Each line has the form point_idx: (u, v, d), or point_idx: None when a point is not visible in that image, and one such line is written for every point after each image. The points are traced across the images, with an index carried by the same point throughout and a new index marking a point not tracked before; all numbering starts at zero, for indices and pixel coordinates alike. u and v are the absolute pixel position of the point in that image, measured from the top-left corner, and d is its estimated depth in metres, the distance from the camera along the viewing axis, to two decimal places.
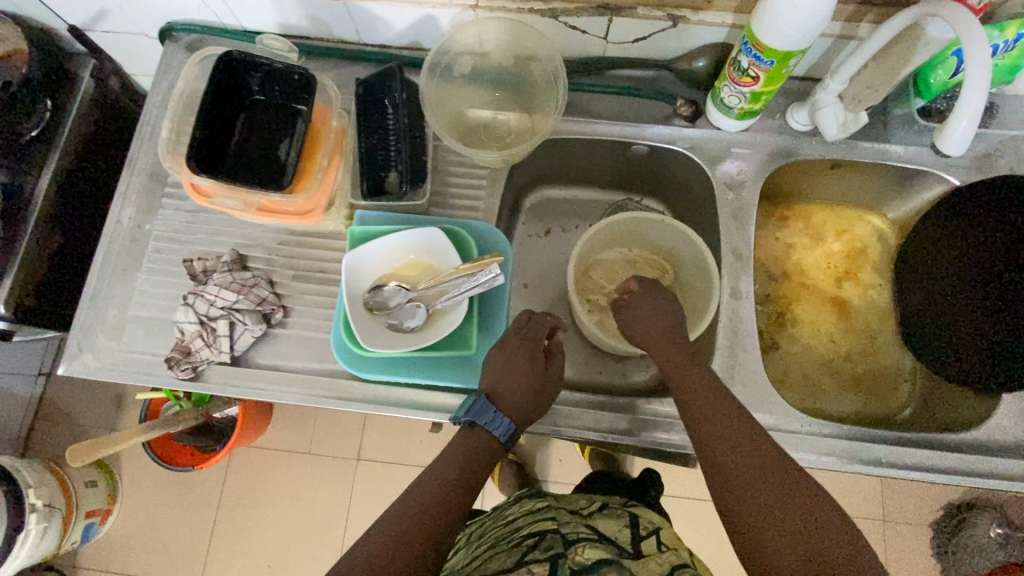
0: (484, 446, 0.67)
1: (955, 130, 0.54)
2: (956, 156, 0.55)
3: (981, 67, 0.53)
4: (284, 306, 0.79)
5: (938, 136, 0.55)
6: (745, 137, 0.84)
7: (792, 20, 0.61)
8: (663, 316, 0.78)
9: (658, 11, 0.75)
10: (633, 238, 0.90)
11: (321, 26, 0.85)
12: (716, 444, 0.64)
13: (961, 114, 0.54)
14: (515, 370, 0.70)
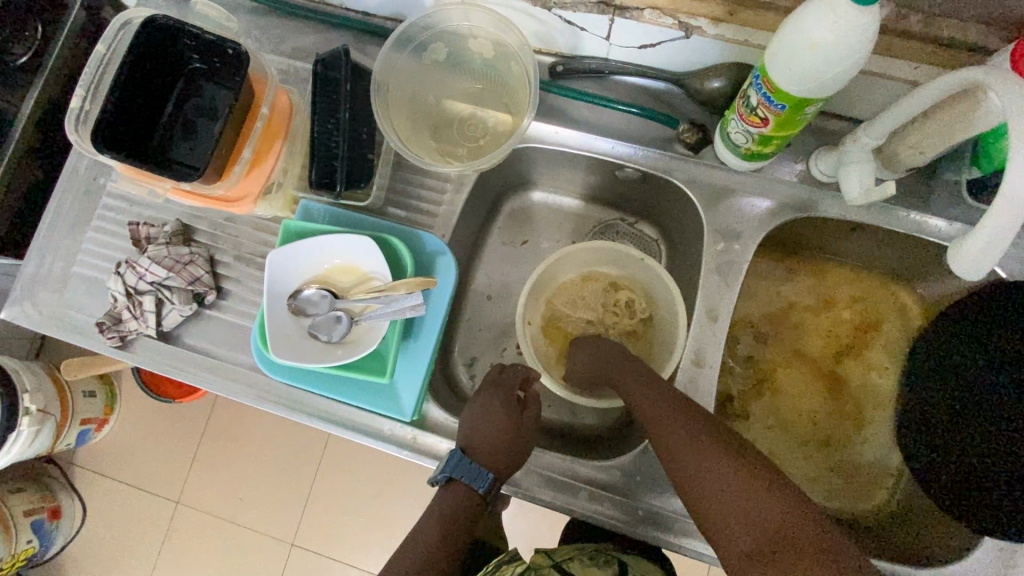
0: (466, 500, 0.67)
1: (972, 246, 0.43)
2: (991, 259, 0.44)
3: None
4: (220, 288, 0.75)
5: (954, 253, 0.46)
6: (755, 179, 0.71)
7: (805, 61, 0.50)
8: (608, 365, 0.70)
9: (669, 19, 0.62)
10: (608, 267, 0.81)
11: None
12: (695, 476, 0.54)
13: (985, 228, 0.42)
14: (491, 421, 0.69)
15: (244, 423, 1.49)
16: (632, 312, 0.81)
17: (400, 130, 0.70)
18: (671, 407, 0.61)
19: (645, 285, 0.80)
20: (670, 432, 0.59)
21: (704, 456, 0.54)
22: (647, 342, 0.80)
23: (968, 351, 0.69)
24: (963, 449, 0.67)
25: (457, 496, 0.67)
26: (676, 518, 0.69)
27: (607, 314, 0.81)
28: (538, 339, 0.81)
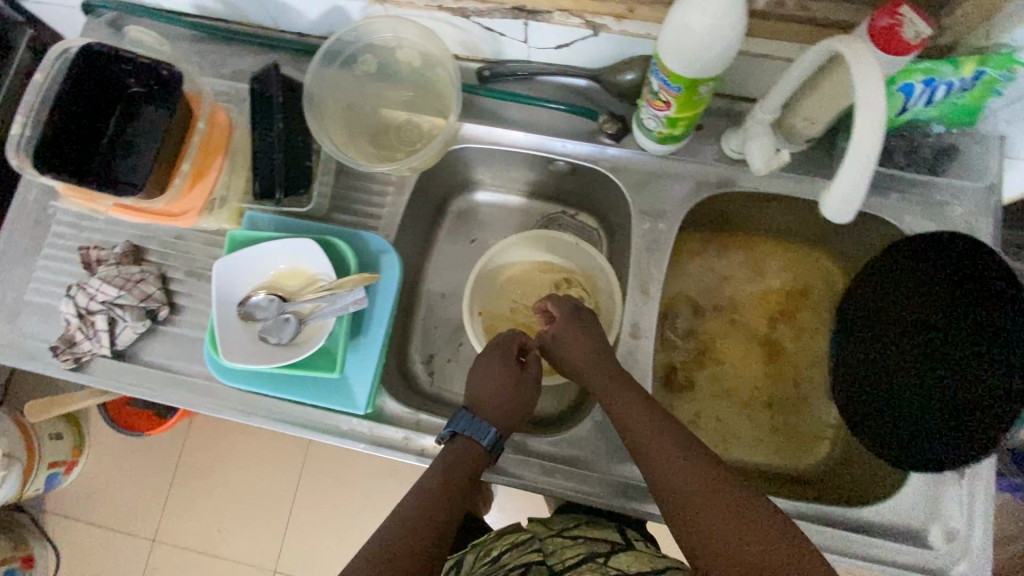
0: (472, 455, 0.66)
1: (838, 192, 0.48)
2: (841, 221, 0.50)
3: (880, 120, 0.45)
4: (173, 304, 0.77)
5: (824, 198, 0.50)
6: (674, 161, 0.77)
7: (682, 44, 0.55)
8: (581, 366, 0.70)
9: (576, 19, 0.68)
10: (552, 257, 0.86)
11: (236, 11, 0.81)
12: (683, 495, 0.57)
13: (846, 175, 0.47)
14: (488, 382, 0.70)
15: (218, 451, 1.48)
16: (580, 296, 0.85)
17: (336, 137, 0.74)
18: (651, 411, 0.64)
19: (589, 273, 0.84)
20: (649, 438, 0.62)
21: (682, 464, 0.59)
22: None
23: (891, 305, 0.73)
24: (899, 398, 0.69)
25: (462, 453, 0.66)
26: (626, 485, 0.71)
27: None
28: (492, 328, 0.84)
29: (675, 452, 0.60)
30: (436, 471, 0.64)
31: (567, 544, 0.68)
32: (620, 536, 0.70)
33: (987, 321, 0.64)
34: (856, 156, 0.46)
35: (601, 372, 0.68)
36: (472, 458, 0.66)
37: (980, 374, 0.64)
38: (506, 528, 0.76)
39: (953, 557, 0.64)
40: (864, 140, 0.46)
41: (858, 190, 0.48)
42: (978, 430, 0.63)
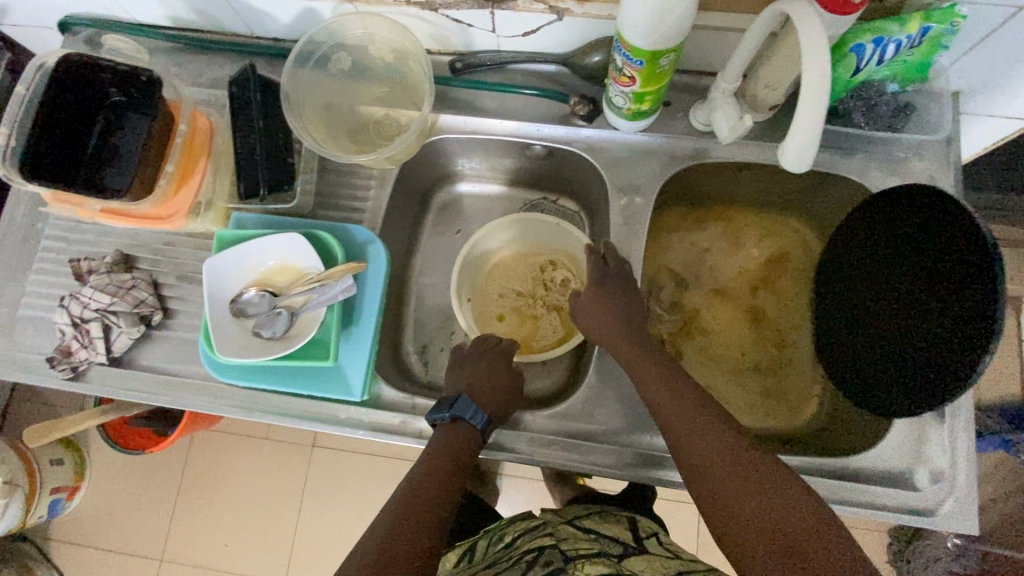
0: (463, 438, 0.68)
1: (794, 146, 0.50)
2: (799, 172, 0.52)
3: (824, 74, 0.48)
4: (166, 308, 0.79)
5: (781, 153, 0.52)
6: (645, 137, 0.79)
7: (638, 17, 0.58)
8: (607, 338, 0.72)
9: (541, 5, 0.70)
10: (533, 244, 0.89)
11: (210, 19, 0.83)
12: (714, 467, 0.58)
13: (800, 128, 0.50)
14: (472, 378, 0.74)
15: (221, 464, 1.48)
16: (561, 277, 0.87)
17: (316, 134, 0.77)
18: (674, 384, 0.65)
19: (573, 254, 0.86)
20: (671, 410, 0.63)
21: (710, 442, 0.59)
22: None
23: (867, 262, 0.75)
24: (877, 351, 0.72)
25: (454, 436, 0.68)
26: (625, 453, 0.72)
27: (541, 286, 0.88)
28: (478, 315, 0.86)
29: (704, 430, 0.60)
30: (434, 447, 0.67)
31: (580, 536, 0.68)
32: (634, 537, 0.69)
33: (936, 267, 0.65)
34: (805, 109, 0.49)
35: (626, 344, 0.70)
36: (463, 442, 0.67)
37: (928, 321, 0.65)
38: (517, 516, 0.79)
39: (940, 498, 0.66)
40: (812, 95, 0.48)
41: (813, 143, 0.50)
42: (927, 374, 0.64)
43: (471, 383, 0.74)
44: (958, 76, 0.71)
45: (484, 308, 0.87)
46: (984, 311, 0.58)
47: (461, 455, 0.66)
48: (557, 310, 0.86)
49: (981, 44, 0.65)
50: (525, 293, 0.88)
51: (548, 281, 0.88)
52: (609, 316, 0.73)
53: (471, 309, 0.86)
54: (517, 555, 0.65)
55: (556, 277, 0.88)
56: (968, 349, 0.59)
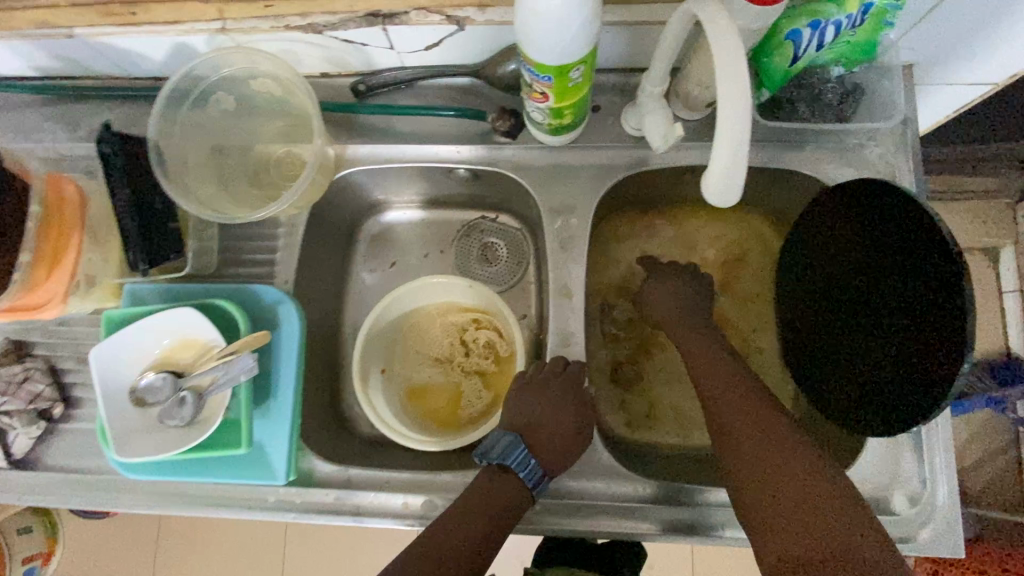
0: (514, 491, 0.61)
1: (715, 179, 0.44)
2: (721, 207, 0.46)
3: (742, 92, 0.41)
4: (69, 397, 0.71)
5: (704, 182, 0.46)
6: (575, 150, 0.71)
7: (538, 32, 0.50)
8: (665, 322, 0.74)
9: (436, 16, 0.62)
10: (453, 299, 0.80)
11: (77, 65, 0.74)
12: (736, 412, 0.59)
13: (723, 152, 0.43)
14: (546, 411, 0.66)
15: None
16: (485, 324, 0.81)
17: (201, 189, 0.67)
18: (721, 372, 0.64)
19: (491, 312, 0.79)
20: (711, 393, 0.63)
21: (732, 394, 0.61)
22: (500, 378, 0.79)
23: (828, 262, 0.69)
24: (849, 360, 0.65)
25: (502, 488, 0.61)
26: (581, 504, 0.66)
27: (460, 348, 0.81)
28: (396, 383, 0.79)
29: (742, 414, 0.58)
30: (480, 489, 0.60)
31: None
32: None
33: (898, 270, 0.59)
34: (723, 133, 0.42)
35: (681, 327, 0.72)
36: (510, 491, 0.61)
37: (899, 323, 0.59)
38: None
39: (921, 520, 0.61)
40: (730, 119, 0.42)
41: (737, 177, 0.44)
42: (903, 383, 0.58)
43: (534, 422, 0.67)
44: (911, 48, 0.64)
45: (408, 375, 0.80)
46: (951, 318, 0.52)
47: (504, 503, 0.60)
48: (480, 374, 0.80)
49: (933, 10, 0.57)
50: (453, 347, 0.81)
51: (471, 338, 0.81)
52: (677, 304, 0.74)
53: (386, 382, 0.78)
54: None
55: (476, 338, 0.81)
56: (940, 362, 0.53)
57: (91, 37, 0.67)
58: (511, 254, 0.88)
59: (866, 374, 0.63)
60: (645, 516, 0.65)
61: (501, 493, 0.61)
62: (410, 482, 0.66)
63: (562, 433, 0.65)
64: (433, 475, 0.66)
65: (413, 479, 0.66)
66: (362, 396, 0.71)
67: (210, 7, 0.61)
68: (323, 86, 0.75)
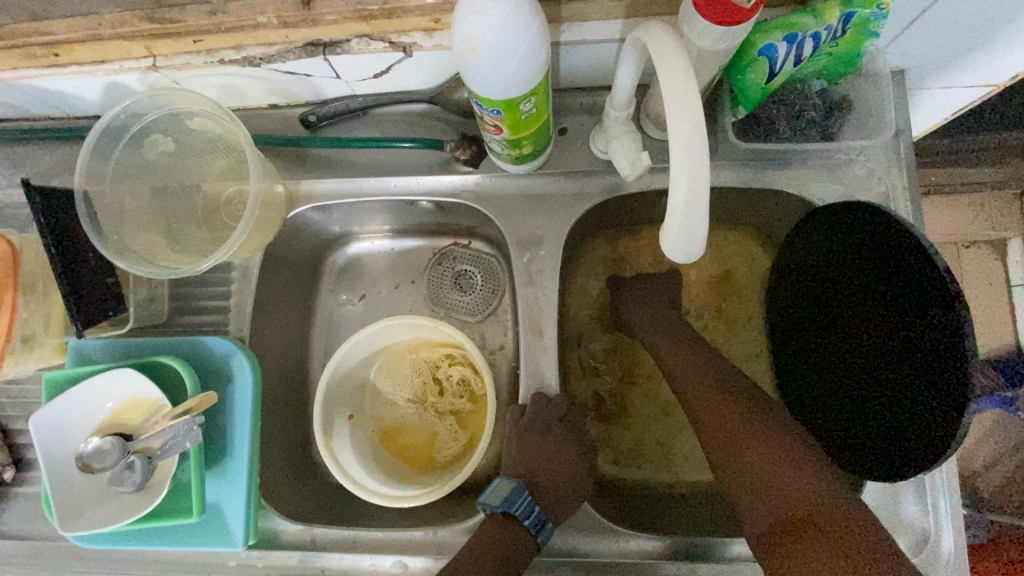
0: (517, 542, 0.57)
1: (674, 230, 0.42)
2: (679, 260, 0.44)
3: (698, 143, 0.38)
4: (20, 460, 0.68)
5: (663, 236, 0.44)
6: (541, 176, 0.67)
7: (477, 66, 0.45)
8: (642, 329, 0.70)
9: (380, 43, 0.57)
10: (421, 337, 0.75)
11: (10, 107, 0.70)
12: (722, 412, 0.61)
13: (678, 198, 0.40)
14: (536, 450, 0.64)
15: None
16: (457, 361, 0.76)
17: (141, 239, 0.64)
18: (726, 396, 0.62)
19: (465, 350, 0.73)
20: (697, 394, 0.63)
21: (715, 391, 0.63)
22: (475, 418, 0.75)
23: (818, 283, 0.64)
24: (845, 390, 0.60)
25: (503, 540, 0.56)
26: (562, 560, 0.61)
27: (433, 387, 0.76)
28: (363, 425, 0.75)
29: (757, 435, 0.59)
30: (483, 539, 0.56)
31: None
32: None
33: (892, 298, 0.54)
34: (682, 174, 0.39)
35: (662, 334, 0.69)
36: (513, 544, 0.56)
37: (895, 355, 0.54)
38: None
39: (925, 566, 0.57)
40: (689, 174, 0.39)
41: (697, 226, 0.41)
42: (901, 421, 0.53)
43: (532, 466, 0.64)
44: (901, 54, 0.58)
45: (376, 415, 0.76)
46: (949, 360, 0.47)
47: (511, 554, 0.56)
48: (455, 414, 0.75)
49: (923, 17, 0.52)
50: (423, 385, 0.76)
51: (443, 375, 0.76)
52: (648, 308, 0.71)
53: (356, 427, 0.74)
54: None
55: (450, 374, 0.76)
56: (940, 409, 0.48)
57: (17, 80, 0.63)
58: (486, 282, 0.81)
59: (863, 408, 0.58)
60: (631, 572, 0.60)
61: (501, 544, 0.56)
62: (380, 541, 0.61)
63: (561, 484, 0.62)
64: (404, 534, 0.61)
65: (383, 537, 0.61)
66: (322, 447, 0.67)
67: (137, 44, 0.58)
68: (273, 118, 0.70)
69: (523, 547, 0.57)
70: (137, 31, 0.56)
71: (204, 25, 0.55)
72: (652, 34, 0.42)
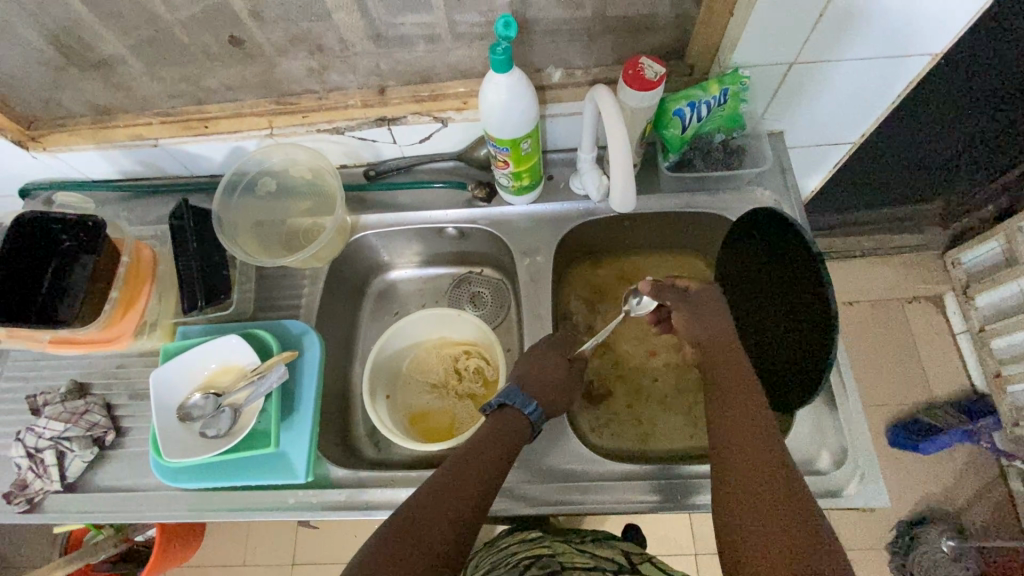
0: (514, 421, 0.72)
1: (617, 194, 0.70)
2: (625, 210, 0.73)
3: (625, 157, 0.68)
4: (119, 427, 0.83)
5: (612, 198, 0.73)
6: (537, 207, 0.92)
7: (493, 116, 0.72)
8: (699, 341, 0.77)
9: (427, 117, 0.85)
10: (446, 334, 0.95)
11: (154, 168, 0.97)
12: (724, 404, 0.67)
13: (620, 180, 0.69)
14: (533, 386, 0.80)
15: None
16: (472, 356, 0.94)
17: (246, 248, 0.87)
18: (745, 405, 0.66)
19: (479, 342, 0.93)
20: (717, 363, 0.73)
21: (727, 376, 0.70)
22: (488, 400, 0.91)
23: (741, 279, 0.85)
24: (769, 350, 0.79)
25: (507, 421, 0.72)
26: (562, 483, 0.76)
27: (454, 375, 0.94)
28: (397, 408, 0.91)
29: (748, 442, 0.61)
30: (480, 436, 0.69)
31: (575, 552, 0.72)
32: (628, 559, 0.72)
33: (787, 271, 0.76)
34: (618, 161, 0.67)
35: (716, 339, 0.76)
36: (511, 424, 0.72)
37: (794, 312, 0.74)
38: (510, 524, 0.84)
39: (848, 475, 0.71)
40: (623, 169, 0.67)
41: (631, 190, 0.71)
42: (804, 356, 0.72)
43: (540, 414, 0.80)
44: (776, 118, 0.86)
45: (408, 400, 0.93)
46: (822, 306, 0.68)
47: (503, 441, 0.69)
48: (471, 397, 0.92)
49: (779, 88, 0.80)
50: (446, 376, 0.94)
51: (462, 368, 0.94)
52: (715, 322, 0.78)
53: (389, 408, 0.90)
54: (513, 561, 0.71)
55: (468, 365, 0.94)
56: (821, 337, 0.68)
57: (172, 145, 0.90)
58: (495, 299, 1.03)
59: (781, 359, 0.76)
60: (617, 492, 0.75)
61: (502, 426, 0.72)
62: (413, 478, 0.76)
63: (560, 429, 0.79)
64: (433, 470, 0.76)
65: (416, 474, 0.76)
66: (370, 409, 0.83)
67: (263, 120, 0.86)
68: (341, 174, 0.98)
69: (520, 427, 0.72)
70: (267, 110, 0.86)
71: (313, 106, 0.85)
72: (599, 95, 0.69)
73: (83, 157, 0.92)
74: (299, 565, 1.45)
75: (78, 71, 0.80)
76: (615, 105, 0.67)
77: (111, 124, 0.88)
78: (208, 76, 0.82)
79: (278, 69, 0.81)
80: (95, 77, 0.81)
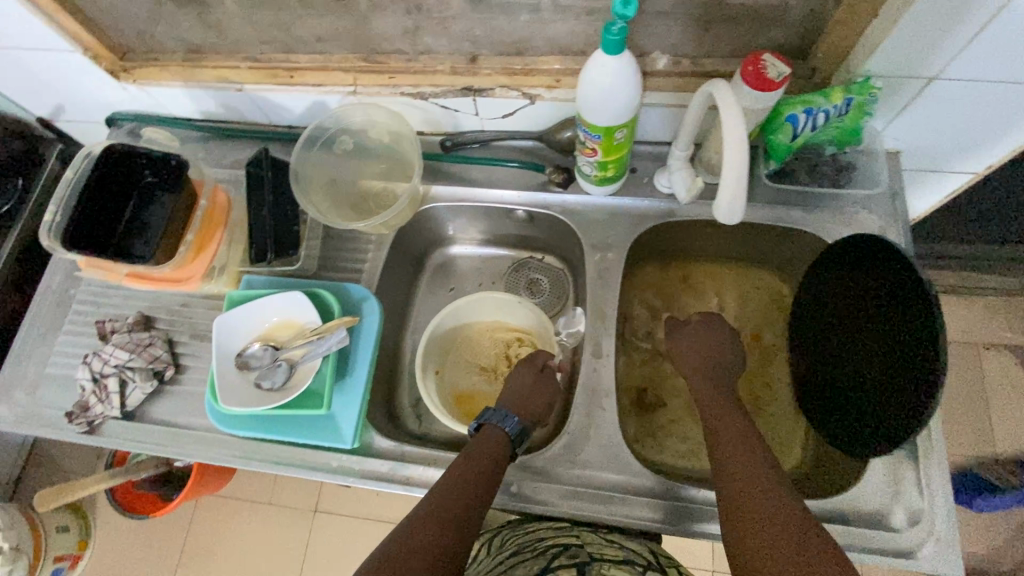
0: (496, 441, 0.71)
1: (723, 202, 0.64)
2: (728, 222, 0.66)
3: (742, 154, 0.61)
4: (178, 364, 0.85)
5: (715, 205, 0.67)
6: (615, 200, 0.88)
7: (594, 100, 0.67)
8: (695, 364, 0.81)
9: (515, 92, 0.81)
10: (501, 318, 0.92)
11: (234, 112, 0.96)
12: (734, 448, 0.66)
13: (729, 186, 0.63)
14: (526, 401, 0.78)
15: (243, 520, 1.51)
16: (525, 344, 0.92)
17: (317, 204, 0.86)
18: (748, 448, 0.65)
19: (534, 331, 0.91)
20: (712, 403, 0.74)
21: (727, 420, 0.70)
22: None
23: (834, 305, 0.78)
24: (856, 387, 0.72)
25: (488, 440, 0.71)
26: (607, 492, 0.74)
27: (504, 361, 0.92)
28: (445, 385, 0.90)
29: (756, 485, 0.60)
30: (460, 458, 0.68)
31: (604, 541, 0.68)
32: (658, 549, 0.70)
33: (890, 304, 0.68)
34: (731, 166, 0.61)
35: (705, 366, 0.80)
36: (489, 447, 0.70)
37: (891, 351, 0.67)
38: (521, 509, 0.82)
39: (921, 535, 0.66)
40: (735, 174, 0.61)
41: (740, 200, 0.64)
42: (898, 400, 0.65)
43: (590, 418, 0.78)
44: (894, 137, 0.79)
45: (455, 379, 0.91)
46: (927, 349, 0.61)
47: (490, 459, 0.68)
48: None
49: (909, 105, 0.72)
50: (497, 360, 0.92)
51: (513, 355, 0.92)
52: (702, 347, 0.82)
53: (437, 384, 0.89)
54: (540, 548, 0.66)
55: (519, 353, 0.92)
56: (924, 382, 0.61)
57: (255, 91, 0.88)
58: (554, 288, 0.99)
59: (869, 398, 0.69)
60: (663, 510, 0.72)
61: (484, 443, 0.71)
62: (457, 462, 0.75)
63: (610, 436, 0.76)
64: None
65: None
66: (420, 385, 0.82)
67: (348, 76, 0.83)
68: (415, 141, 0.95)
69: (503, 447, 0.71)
70: (354, 67, 0.83)
71: (401, 67, 0.82)
72: (716, 90, 0.63)
73: (170, 94, 0.92)
74: (321, 513, 1.50)
75: (175, 6, 0.79)
76: (734, 103, 0.61)
77: (200, 63, 0.87)
78: (300, 25, 0.80)
79: (371, 25, 0.78)
80: (190, 14, 0.80)
